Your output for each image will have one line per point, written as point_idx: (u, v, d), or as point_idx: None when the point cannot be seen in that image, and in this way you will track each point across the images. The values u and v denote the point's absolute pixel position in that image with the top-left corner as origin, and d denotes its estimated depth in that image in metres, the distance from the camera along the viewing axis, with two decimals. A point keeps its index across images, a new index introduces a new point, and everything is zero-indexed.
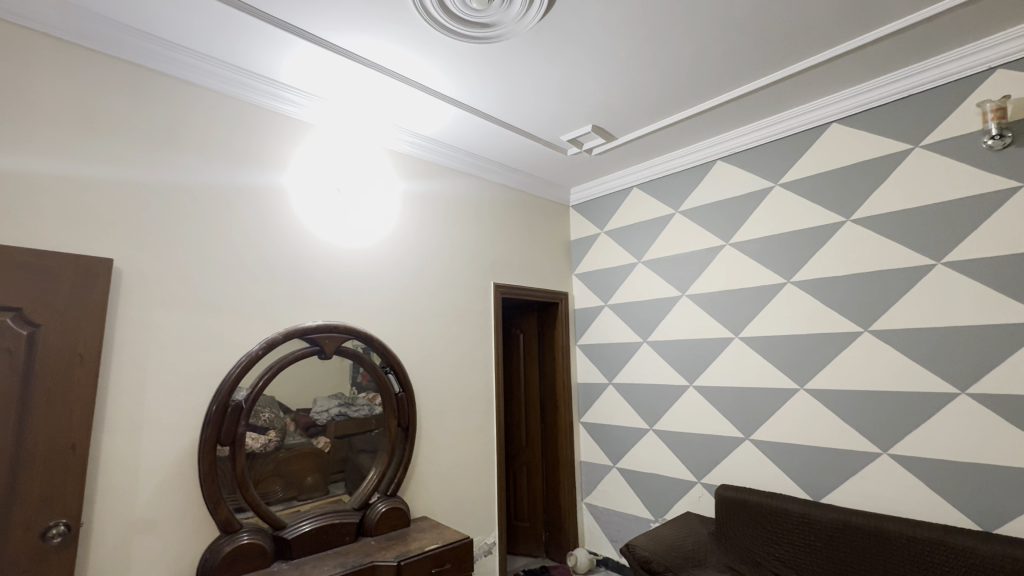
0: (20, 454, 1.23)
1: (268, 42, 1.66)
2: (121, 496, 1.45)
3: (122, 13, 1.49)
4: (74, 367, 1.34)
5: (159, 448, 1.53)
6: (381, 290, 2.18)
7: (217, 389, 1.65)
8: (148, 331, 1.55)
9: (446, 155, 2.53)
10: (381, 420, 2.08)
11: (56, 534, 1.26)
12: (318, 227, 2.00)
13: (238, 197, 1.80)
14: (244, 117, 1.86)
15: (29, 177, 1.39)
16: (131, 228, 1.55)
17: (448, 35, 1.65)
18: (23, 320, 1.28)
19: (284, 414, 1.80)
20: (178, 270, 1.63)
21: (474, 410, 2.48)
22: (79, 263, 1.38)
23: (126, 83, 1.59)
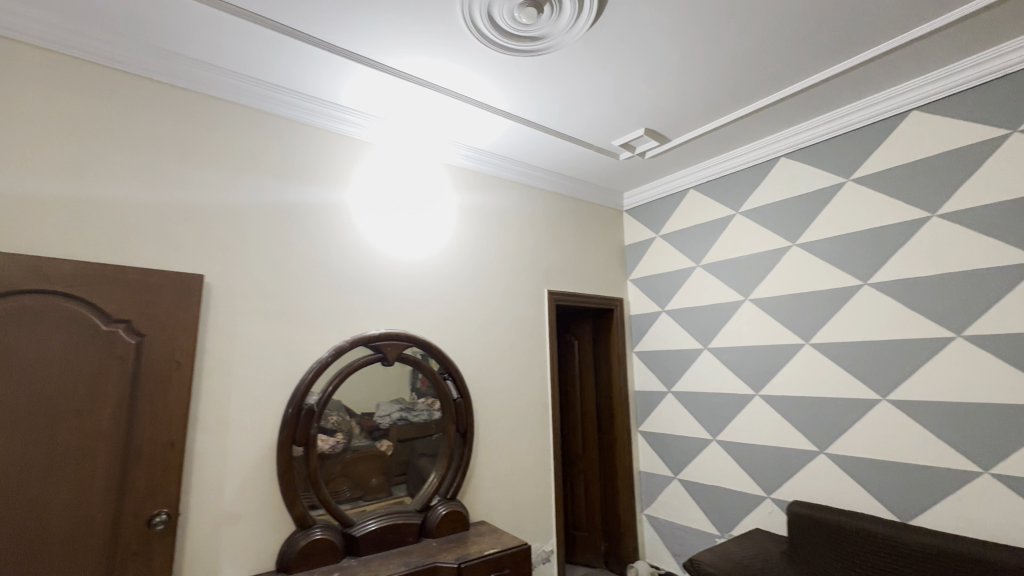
0: (130, 449, 1.40)
1: (331, 69, 1.80)
2: (212, 490, 1.59)
3: (206, 53, 1.68)
4: (173, 371, 1.50)
5: (243, 447, 1.67)
6: (439, 299, 2.25)
7: (292, 393, 1.78)
8: (233, 340, 1.70)
9: (498, 166, 2.58)
10: (440, 425, 2.15)
11: (159, 522, 1.40)
12: (379, 240, 2.11)
13: (307, 214, 1.94)
14: (311, 139, 2.01)
15: (135, 203, 1.59)
16: (216, 245, 1.72)
17: (498, 51, 1.70)
18: (132, 331, 1.45)
19: (350, 418, 1.90)
20: (256, 283, 1.78)
21: (530, 417, 2.49)
22: (176, 279, 1.55)
23: (209, 115, 1.78)
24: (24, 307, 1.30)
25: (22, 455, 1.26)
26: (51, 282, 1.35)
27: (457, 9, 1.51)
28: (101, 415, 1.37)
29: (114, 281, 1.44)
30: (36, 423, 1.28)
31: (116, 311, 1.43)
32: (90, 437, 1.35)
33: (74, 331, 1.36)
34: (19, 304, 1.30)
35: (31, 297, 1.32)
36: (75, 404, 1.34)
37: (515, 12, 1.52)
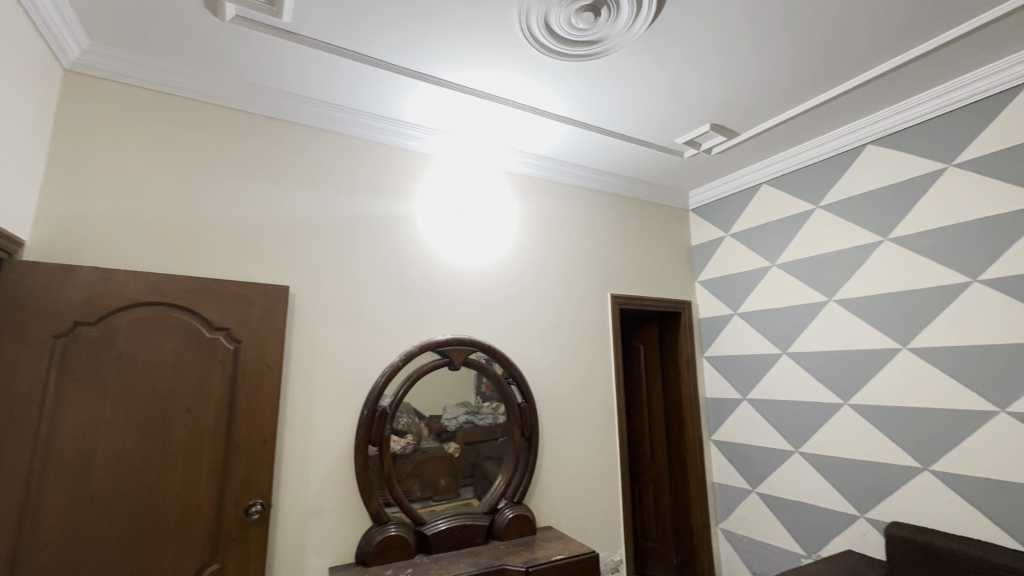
0: (230, 444, 1.55)
1: (396, 89, 1.90)
2: (299, 484, 1.73)
3: (287, 83, 1.85)
4: (265, 374, 1.65)
5: (325, 445, 1.79)
6: (501, 305, 2.29)
7: (367, 395, 1.89)
8: (314, 345, 1.83)
9: (557, 171, 2.59)
10: (505, 429, 2.18)
11: (254, 512, 1.54)
12: (443, 248, 2.19)
13: (377, 226, 2.05)
14: (379, 155, 2.13)
15: (231, 222, 1.77)
16: (298, 257, 1.87)
17: (555, 58, 1.72)
18: (231, 338, 1.62)
19: (419, 420, 1.98)
20: (333, 292, 1.91)
21: (596, 423, 2.46)
22: (266, 291, 1.70)
23: (291, 140, 1.95)
24: (144, 317, 1.50)
25: (144, 447, 1.44)
26: (165, 295, 1.54)
27: (515, 20, 1.54)
28: (206, 412, 1.53)
29: (215, 293, 1.61)
30: (155, 418, 1.46)
31: (218, 320, 1.60)
32: (198, 432, 1.51)
33: (184, 338, 1.54)
34: (140, 315, 1.49)
35: (150, 308, 1.51)
36: (185, 403, 1.51)
37: (573, 18, 1.53)
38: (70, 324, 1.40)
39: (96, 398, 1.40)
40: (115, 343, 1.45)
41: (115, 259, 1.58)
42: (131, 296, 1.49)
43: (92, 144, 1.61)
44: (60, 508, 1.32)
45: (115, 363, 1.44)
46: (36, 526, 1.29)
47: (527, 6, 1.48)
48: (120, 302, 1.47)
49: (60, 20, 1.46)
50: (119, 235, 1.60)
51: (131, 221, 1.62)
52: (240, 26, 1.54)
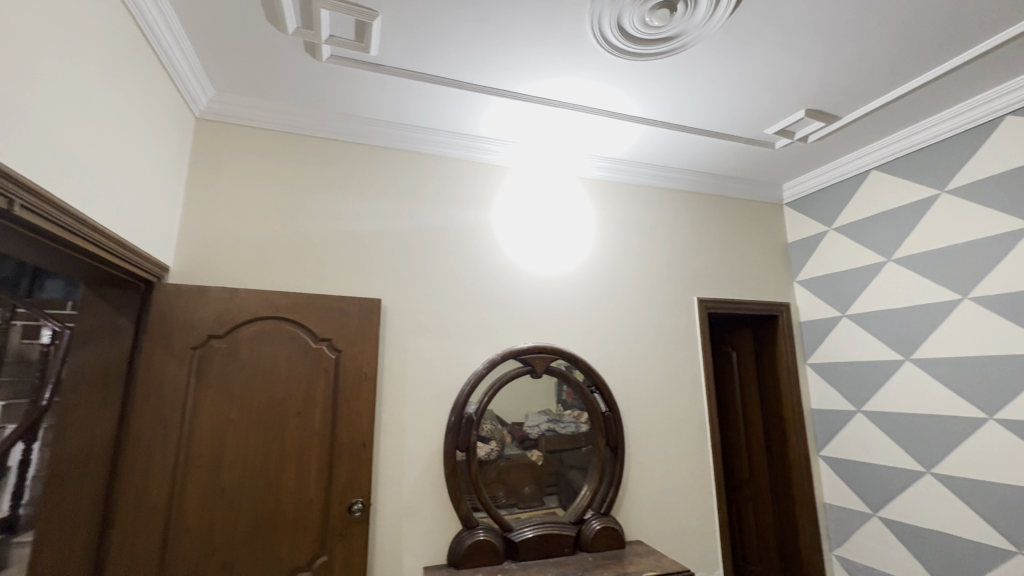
0: (334, 446, 1.69)
1: (472, 106, 1.98)
2: (394, 486, 1.83)
3: (375, 111, 2.00)
4: (362, 382, 1.77)
5: (417, 449, 1.88)
6: (581, 311, 2.27)
7: (453, 402, 1.96)
8: (404, 354, 1.94)
9: (634, 172, 2.52)
10: (590, 438, 2.16)
11: (356, 510, 1.66)
12: (522, 258, 2.22)
13: (459, 239, 2.14)
14: (458, 170, 2.22)
15: (330, 242, 1.94)
16: (388, 272, 1.99)
17: (629, 60, 1.69)
18: (333, 348, 1.77)
19: (502, 427, 2.02)
20: (421, 304, 2.01)
21: (685, 434, 2.33)
22: (362, 304, 1.84)
23: (380, 162, 2.09)
24: (261, 329, 1.68)
25: (264, 447, 1.61)
26: (277, 309, 1.72)
27: (587, 26, 1.54)
28: (313, 416, 1.68)
29: (319, 307, 1.77)
30: (272, 420, 1.64)
31: (322, 332, 1.76)
32: (307, 435, 1.66)
33: (293, 348, 1.71)
34: (258, 328, 1.68)
35: (265, 321, 1.70)
36: (296, 408, 1.67)
37: (647, 16, 1.49)
38: (205, 337, 1.62)
39: (225, 401, 1.60)
40: (239, 353, 1.64)
41: (237, 279, 1.80)
42: (251, 311, 1.69)
43: (217, 180, 1.85)
44: (200, 497, 1.52)
45: (239, 370, 1.63)
46: (182, 512, 1.50)
47: (598, 11, 1.47)
48: (243, 317, 1.67)
49: (192, 75, 1.71)
50: (239, 258, 1.82)
51: (249, 245, 1.84)
52: (334, 64, 1.69)
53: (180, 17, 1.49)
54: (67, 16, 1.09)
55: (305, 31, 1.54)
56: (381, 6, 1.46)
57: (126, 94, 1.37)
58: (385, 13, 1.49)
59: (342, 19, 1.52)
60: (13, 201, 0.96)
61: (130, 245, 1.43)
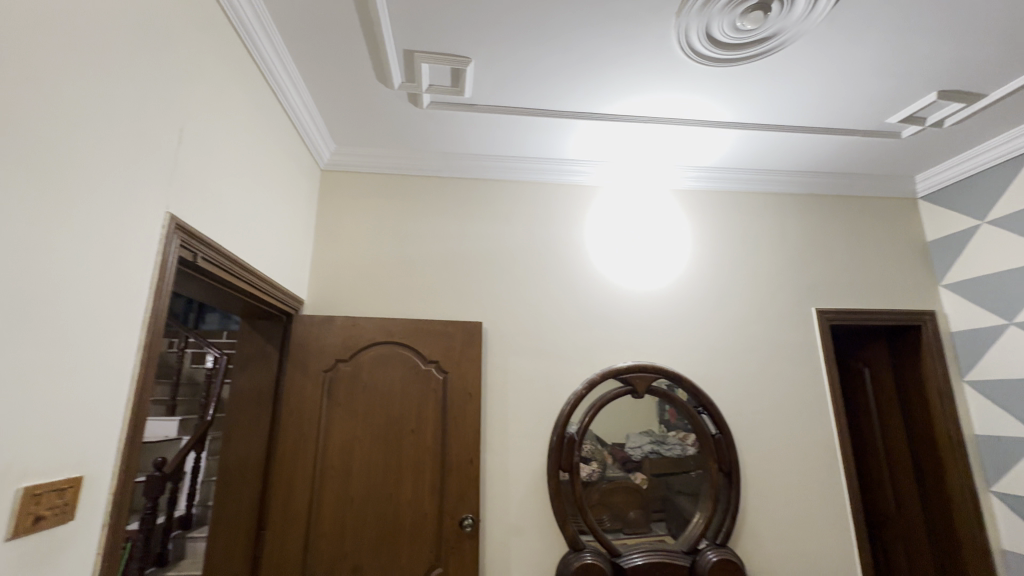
0: (445, 463, 1.80)
1: (560, 131, 2.04)
2: (502, 503, 1.88)
3: (471, 146, 2.14)
4: (468, 401, 1.87)
5: (520, 468, 1.92)
6: (681, 328, 2.18)
7: (555, 422, 1.98)
8: (505, 375, 2.01)
9: (733, 179, 2.39)
10: (699, 461, 2.05)
11: (467, 525, 1.73)
12: (617, 275, 2.20)
13: (553, 261, 2.18)
14: (550, 194, 2.28)
15: (434, 270, 2.09)
16: (488, 295, 2.09)
17: (720, 67, 1.63)
18: (441, 369, 1.89)
19: (603, 448, 2.00)
20: (520, 325, 2.08)
21: (811, 461, 2.10)
22: (465, 327, 1.95)
23: (477, 193, 2.23)
24: (380, 353, 1.86)
25: (385, 461, 1.76)
26: (392, 334, 1.89)
27: (673, 41, 1.53)
28: (426, 434, 1.81)
29: (427, 332, 1.92)
30: (391, 436, 1.79)
31: (430, 355, 1.90)
32: (421, 451, 1.79)
33: (406, 369, 1.86)
34: (377, 352, 1.87)
35: (383, 346, 1.88)
36: (411, 425, 1.81)
37: (739, 21, 1.44)
38: (334, 361, 1.83)
39: (352, 419, 1.78)
40: (362, 375, 1.83)
41: (357, 308, 2.01)
42: (370, 337, 1.87)
43: (339, 222, 2.11)
44: (333, 505, 1.70)
45: (362, 390, 1.82)
46: (319, 518, 1.69)
47: (685, 24, 1.45)
48: (363, 342, 1.86)
49: (318, 134, 1.99)
50: (358, 290, 2.03)
51: (366, 277, 2.05)
52: (434, 109, 1.86)
53: (309, 87, 1.76)
54: (228, 103, 1.34)
55: (409, 84, 1.72)
56: (474, 52, 1.59)
57: (270, 157, 1.64)
58: (478, 58, 1.61)
59: (440, 69, 1.67)
60: (195, 254, 1.22)
61: (274, 283, 1.68)
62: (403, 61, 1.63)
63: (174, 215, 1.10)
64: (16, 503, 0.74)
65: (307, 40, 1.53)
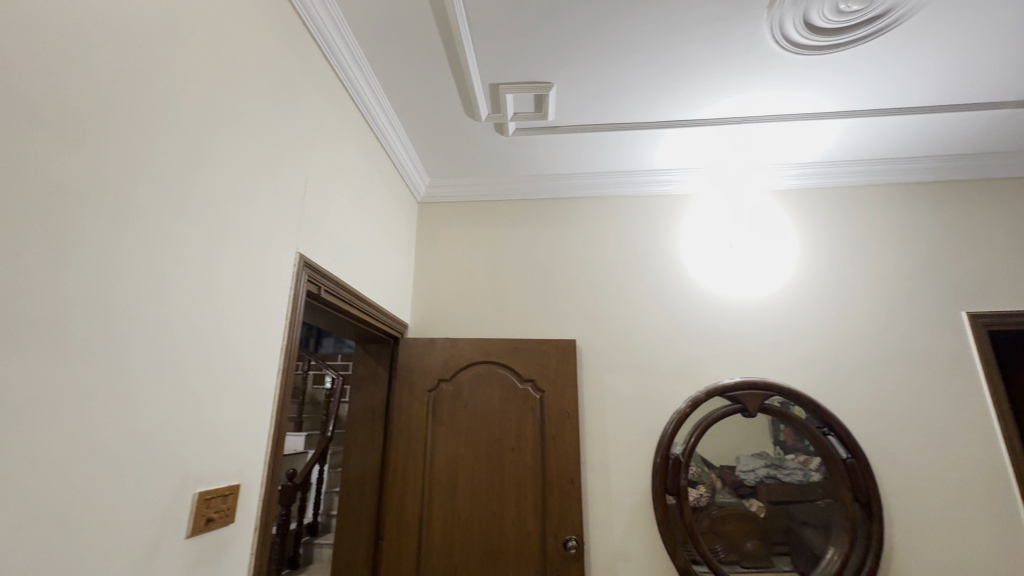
0: (547, 482, 1.80)
1: (647, 143, 2.00)
2: (605, 526, 1.83)
3: (556, 167, 2.18)
4: (566, 420, 1.87)
5: (623, 489, 1.86)
6: (796, 339, 1.99)
7: (657, 442, 1.89)
8: (602, 393, 1.98)
9: (846, 173, 2.16)
10: (827, 489, 1.84)
11: (571, 546, 1.71)
12: (717, 285, 2.08)
13: (645, 274, 2.12)
14: (638, 207, 2.24)
15: (526, 289, 2.14)
16: (580, 312, 2.09)
17: (823, 54, 1.51)
18: (537, 388, 1.92)
19: (711, 470, 1.88)
20: (614, 341, 2.04)
21: (976, 493, 1.78)
22: (559, 345, 1.97)
23: (563, 212, 2.26)
24: (478, 373, 1.94)
25: (487, 479, 1.81)
26: (489, 354, 1.96)
27: (766, 35, 1.44)
28: (526, 452, 1.83)
29: (522, 351, 1.96)
30: (492, 454, 1.83)
31: (526, 374, 1.93)
32: (521, 470, 1.81)
33: (504, 389, 1.91)
34: (476, 372, 1.94)
35: (481, 366, 1.95)
36: (511, 443, 1.84)
37: (842, 3, 1.33)
38: (436, 381, 1.94)
39: (455, 436, 1.86)
40: (462, 394, 1.91)
41: (455, 329, 2.12)
42: (469, 357, 1.96)
43: (436, 249, 2.25)
44: (441, 520, 1.77)
45: (463, 409, 1.89)
46: (429, 532, 1.77)
47: (779, 15, 1.37)
48: (463, 362, 1.95)
49: (415, 170, 2.17)
50: (456, 312, 2.14)
51: (462, 300, 2.15)
52: (519, 135, 1.94)
53: (406, 128, 1.92)
54: (342, 153, 1.51)
55: (495, 115, 1.81)
56: (555, 77, 1.63)
57: (376, 196, 1.81)
58: (560, 82, 1.66)
59: (524, 97, 1.74)
60: (319, 287, 1.37)
61: (383, 309, 1.83)
62: (489, 94, 1.72)
63: (303, 255, 1.27)
64: (192, 505, 0.88)
65: (404, 87, 1.69)
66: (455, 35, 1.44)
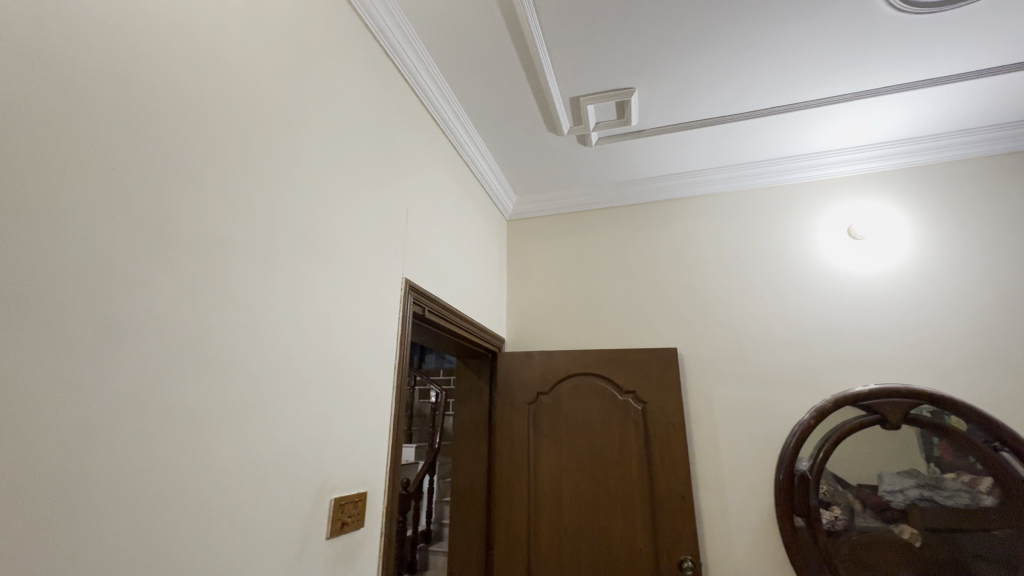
0: (655, 496, 1.73)
1: (742, 135, 1.88)
2: (724, 546, 1.70)
3: (643, 171, 2.14)
4: (671, 432, 1.79)
5: (741, 507, 1.72)
6: (944, 338, 1.72)
7: (778, 458, 1.73)
8: (710, 403, 1.86)
9: (996, 139, 1.85)
10: (1005, 516, 1.54)
11: (687, 567, 1.62)
12: (837, 281, 1.87)
13: (750, 274, 1.98)
14: (736, 203, 2.10)
15: (619, 297, 2.10)
16: (679, 319, 2.00)
17: (953, 8, 1.31)
18: (638, 400, 1.86)
19: (846, 490, 1.67)
20: (719, 347, 1.92)
21: None
22: (658, 354, 1.90)
23: (654, 216, 2.19)
24: (577, 385, 1.93)
25: (593, 492, 1.78)
26: (586, 366, 1.95)
27: None
28: (631, 466, 1.78)
29: (620, 362, 1.92)
30: (596, 468, 1.81)
31: (626, 385, 1.88)
32: (627, 483, 1.76)
33: (604, 401, 1.88)
34: (574, 384, 1.94)
35: (579, 378, 1.95)
36: (615, 457, 1.80)
37: None
38: (535, 394, 1.96)
39: (558, 449, 1.87)
40: (562, 407, 1.92)
41: (550, 342, 2.14)
42: (565, 369, 1.96)
43: (527, 264, 2.30)
44: (549, 533, 1.78)
45: (564, 422, 1.90)
46: (537, 544, 1.78)
47: None
48: (560, 375, 1.96)
49: (502, 190, 2.24)
50: (550, 325, 2.16)
51: (555, 312, 2.17)
52: (603, 144, 1.93)
53: (492, 151, 2.01)
54: (436, 182, 1.63)
55: (578, 127, 1.83)
56: (637, 81, 1.61)
57: (468, 218, 1.91)
58: (642, 85, 1.63)
59: (605, 106, 1.74)
60: (424, 308, 1.48)
61: (480, 325, 1.91)
62: (571, 108, 1.74)
63: (408, 279, 1.38)
64: (329, 510, 0.99)
65: (489, 113, 1.78)
66: (534, 57, 1.49)
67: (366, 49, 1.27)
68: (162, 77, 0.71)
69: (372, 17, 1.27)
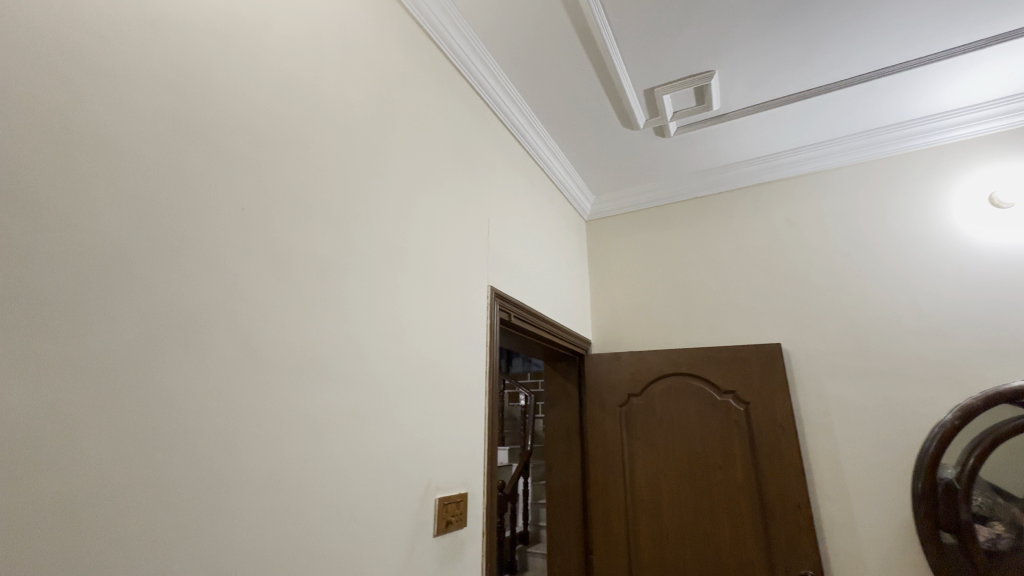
0: (766, 504, 1.60)
1: (844, 104, 1.69)
2: (852, 561, 1.53)
3: (729, 156, 2.01)
4: (780, 434, 1.65)
5: (870, 519, 1.54)
6: None
7: (914, 463, 1.52)
8: (824, 402, 1.69)
9: None
10: None
11: None
12: (978, 258, 1.61)
13: (864, 257, 1.77)
14: (842, 180, 1.90)
15: (711, 292, 1.99)
16: (781, 311, 1.84)
17: None
18: (740, 400, 1.74)
19: (1011, 504, 1.44)
20: (831, 340, 1.74)
21: None
22: (759, 350, 1.77)
23: (744, 203, 2.05)
24: (670, 386, 1.86)
25: (696, 499, 1.70)
26: (679, 366, 1.86)
27: None
28: (736, 470, 1.67)
29: (716, 360, 1.81)
30: (697, 473, 1.72)
31: (724, 384, 1.77)
32: (733, 489, 1.65)
33: (701, 401, 1.79)
34: (667, 385, 1.87)
35: (672, 378, 1.87)
36: (717, 461, 1.70)
37: None
38: (626, 396, 1.92)
39: (654, 452, 1.81)
40: (655, 408, 1.85)
41: (638, 342, 2.08)
42: (656, 370, 1.90)
43: (609, 263, 2.26)
44: (650, 539, 1.72)
45: (658, 424, 1.83)
46: (638, 550, 1.74)
47: None
48: (651, 375, 1.90)
49: (580, 191, 2.23)
50: (637, 324, 2.10)
51: (642, 311, 2.11)
52: (683, 133, 1.84)
53: (567, 154, 2.01)
54: (514, 190, 1.66)
55: (654, 119, 1.77)
56: (715, 63, 1.52)
57: (547, 221, 1.93)
58: (721, 67, 1.54)
59: (683, 94, 1.66)
60: (510, 313, 1.52)
61: (566, 327, 1.91)
62: (645, 100, 1.69)
63: (493, 287, 1.43)
64: (434, 509, 1.05)
65: (561, 116, 1.78)
66: (603, 55, 1.48)
67: (442, 72, 1.34)
68: (273, 126, 0.81)
69: (446, 42, 1.35)
